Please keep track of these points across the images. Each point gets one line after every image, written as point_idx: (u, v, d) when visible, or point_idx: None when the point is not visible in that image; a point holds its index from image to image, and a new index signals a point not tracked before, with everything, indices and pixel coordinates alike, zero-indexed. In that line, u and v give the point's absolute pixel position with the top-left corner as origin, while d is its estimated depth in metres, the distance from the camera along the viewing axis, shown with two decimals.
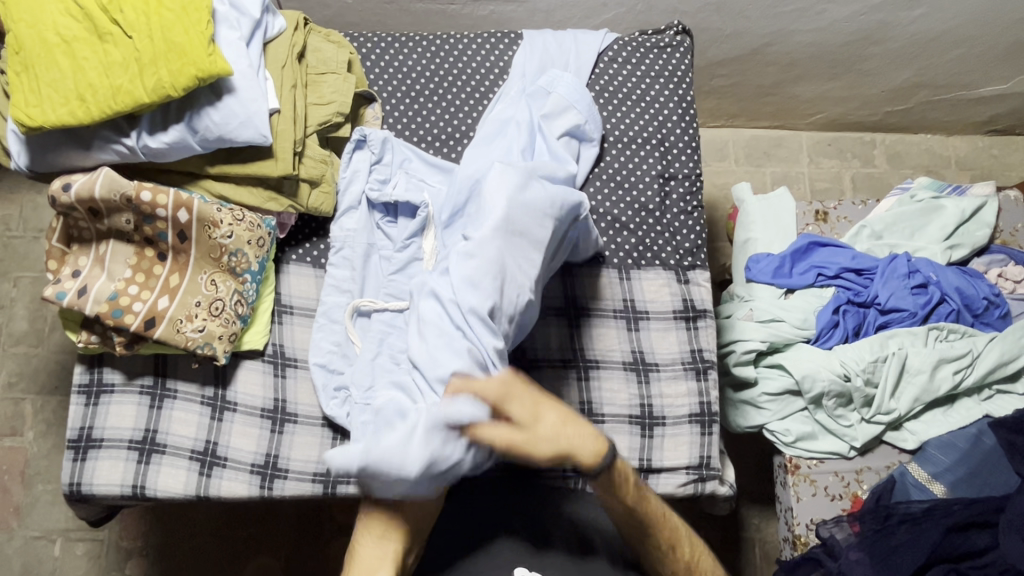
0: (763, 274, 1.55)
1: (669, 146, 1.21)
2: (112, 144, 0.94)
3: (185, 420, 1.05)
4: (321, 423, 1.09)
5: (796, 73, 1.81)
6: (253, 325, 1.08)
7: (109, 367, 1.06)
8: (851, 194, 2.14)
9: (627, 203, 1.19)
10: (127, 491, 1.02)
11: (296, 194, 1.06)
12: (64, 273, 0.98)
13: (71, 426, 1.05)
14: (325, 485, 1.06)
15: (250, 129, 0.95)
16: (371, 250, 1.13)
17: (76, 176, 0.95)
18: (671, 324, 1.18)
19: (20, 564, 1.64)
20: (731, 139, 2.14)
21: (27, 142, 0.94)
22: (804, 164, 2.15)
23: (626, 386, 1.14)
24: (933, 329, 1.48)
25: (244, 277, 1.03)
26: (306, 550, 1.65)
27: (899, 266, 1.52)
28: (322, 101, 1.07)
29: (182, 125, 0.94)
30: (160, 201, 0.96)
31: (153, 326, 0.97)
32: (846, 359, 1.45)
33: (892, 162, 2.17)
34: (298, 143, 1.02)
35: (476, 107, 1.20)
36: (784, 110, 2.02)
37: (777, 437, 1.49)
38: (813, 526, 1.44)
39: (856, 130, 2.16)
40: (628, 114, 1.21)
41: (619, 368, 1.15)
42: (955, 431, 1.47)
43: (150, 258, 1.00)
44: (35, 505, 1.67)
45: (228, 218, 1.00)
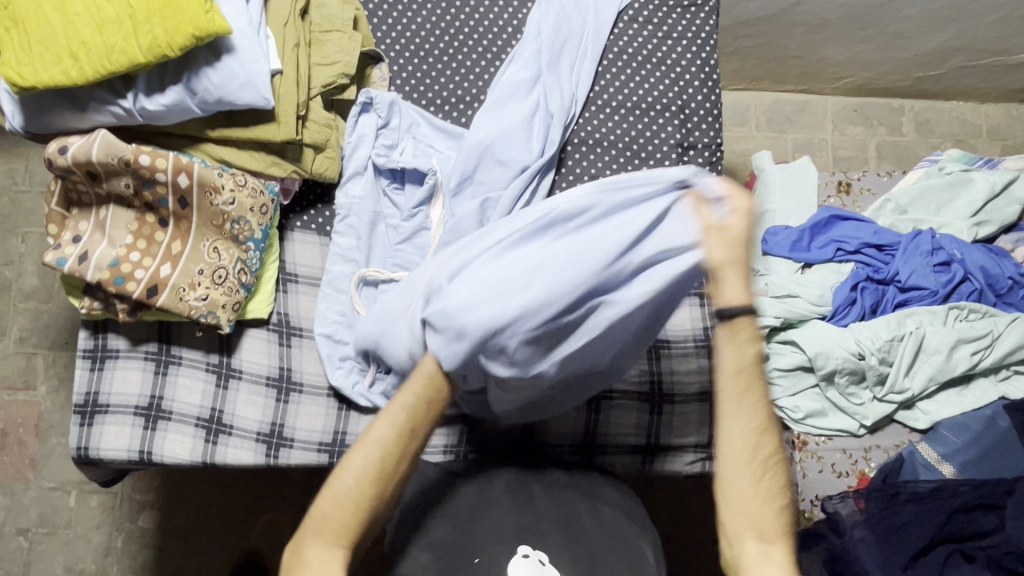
0: (780, 248, 1.51)
1: (690, 114, 1.15)
2: (108, 105, 0.91)
3: (190, 387, 1.05)
4: (327, 393, 1.08)
5: (826, 34, 1.72)
6: (257, 294, 1.06)
7: (113, 333, 1.05)
8: (875, 163, 2.06)
9: (643, 173, 1.13)
10: (134, 456, 1.03)
11: (299, 159, 1.02)
12: (64, 238, 0.96)
13: (77, 391, 1.04)
14: (330, 455, 1.06)
15: (251, 92, 0.91)
16: (377, 218, 1.10)
17: (72, 139, 0.92)
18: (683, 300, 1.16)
19: (38, 513, 1.68)
20: (753, 103, 2.05)
21: (21, 103, 0.91)
22: (827, 131, 2.07)
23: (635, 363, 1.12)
24: (953, 308, 1.44)
25: (247, 245, 1.00)
26: None
27: (922, 242, 1.47)
28: (326, 61, 1.02)
29: (180, 87, 0.90)
30: (159, 164, 0.92)
31: (156, 293, 0.95)
32: (861, 337, 1.41)
33: (920, 130, 2.08)
34: (302, 106, 0.98)
35: (488, 68, 1.14)
36: (811, 73, 1.93)
37: (787, 413, 1.46)
38: (818, 502, 1.44)
39: (885, 96, 2.07)
40: (648, 77, 1.15)
41: None
42: (970, 412, 1.45)
43: (151, 224, 0.97)
44: (51, 457, 1.70)
45: (230, 184, 0.96)
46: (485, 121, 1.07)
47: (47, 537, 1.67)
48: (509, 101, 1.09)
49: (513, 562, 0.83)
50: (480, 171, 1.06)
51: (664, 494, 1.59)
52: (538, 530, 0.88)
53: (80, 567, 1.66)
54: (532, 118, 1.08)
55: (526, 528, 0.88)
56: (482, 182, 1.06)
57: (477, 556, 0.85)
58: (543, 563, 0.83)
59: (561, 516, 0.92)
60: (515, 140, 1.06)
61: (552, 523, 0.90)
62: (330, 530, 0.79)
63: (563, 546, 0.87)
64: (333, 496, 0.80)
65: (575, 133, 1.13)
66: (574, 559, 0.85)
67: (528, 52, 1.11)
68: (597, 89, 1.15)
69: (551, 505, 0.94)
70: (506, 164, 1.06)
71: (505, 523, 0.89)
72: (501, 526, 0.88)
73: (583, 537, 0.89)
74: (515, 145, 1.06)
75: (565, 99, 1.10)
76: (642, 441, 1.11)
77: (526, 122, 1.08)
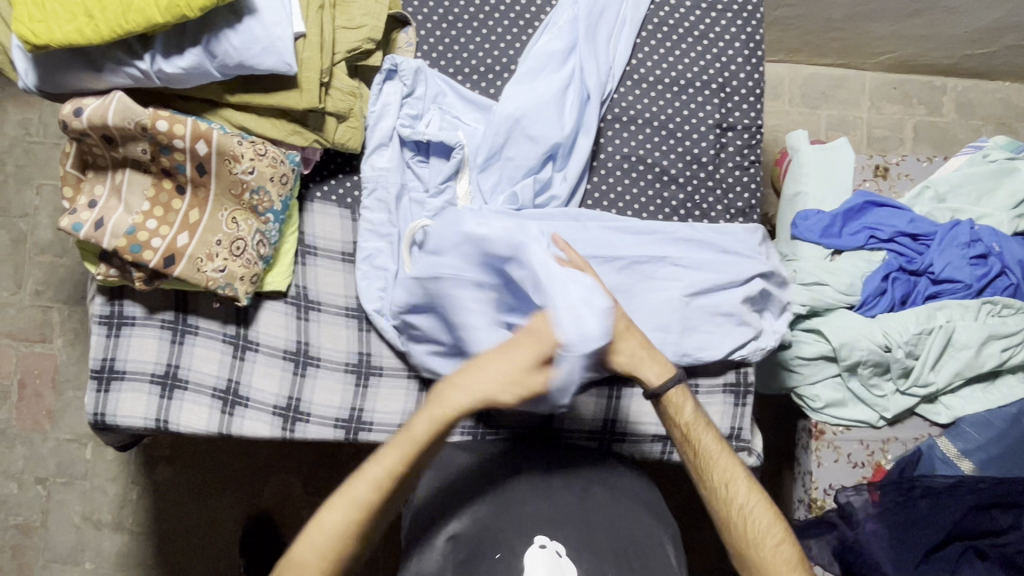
0: (810, 233, 1.45)
1: (731, 93, 1.09)
2: (125, 67, 0.87)
3: (207, 358, 1.04)
4: (344, 369, 1.07)
5: (873, 6, 1.63)
6: (276, 267, 1.03)
7: (130, 300, 1.04)
8: (911, 144, 1.98)
9: (677, 154, 1.09)
10: (150, 425, 1.02)
11: (321, 128, 0.98)
12: (80, 202, 0.93)
13: (93, 357, 1.03)
14: (347, 431, 1.05)
15: (273, 57, 0.87)
16: (403, 192, 1.06)
17: (87, 101, 0.88)
18: None
19: (55, 464, 1.70)
20: (788, 76, 1.97)
21: (35, 61, 0.87)
22: (864, 108, 1.98)
23: None
24: (987, 303, 1.39)
25: (266, 217, 0.97)
26: (325, 472, 1.69)
27: (961, 233, 1.42)
28: (351, 24, 0.97)
29: (199, 49, 0.86)
30: (177, 131, 0.89)
31: (173, 263, 0.93)
32: (889, 329, 1.38)
33: (961, 111, 2.00)
34: (325, 73, 0.94)
35: (521, 36, 1.09)
36: (852, 47, 1.84)
37: (805, 401, 1.44)
38: (832, 492, 1.42)
39: (927, 73, 1.97)
40: (689, 52, 1.09)
41: None
42: (994, 409, 1.41)
43: (169, 191, 0.94)
44: (67, 410, 1.71)
45: (250, 152, 0.93)
46: (518, 93, 1.03)
47: (64, 487, 1.70)
48: (542, 71, 1.04)
49: (530, 553, 0.86)
50: (506, 147, 1.02)
51: (674, 475, 1.59)
52: (559, 520, 0.90)
53: (97, 518, 1.69)
54: (565, 87, 1.03)
55: (545, 518, 0.90)
56: (511, 159, 1.02)
57: (496, 548, 0.88)
58: (560, 555, 0.86)
59: (582, 506, 0.93)
60: (546, 116, 1.02)
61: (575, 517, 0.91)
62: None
63: (582, 539, 0.89)
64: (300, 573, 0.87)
65: (609, 108, 1.09)
66: (592, 554, 0.88)
67: (566, 20, 1.06)
68: (635, 61, 1.09)
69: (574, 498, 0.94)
70: (535, 139, 1.01)
71: (524, 513, 0.91)
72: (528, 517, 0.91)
73: (603, 529, 0.91)
74: (548, 118, 1.02)
75: (601, 72, 1.05)
76: (663, 432, 1.09)
77: (562, 95, 1.03)
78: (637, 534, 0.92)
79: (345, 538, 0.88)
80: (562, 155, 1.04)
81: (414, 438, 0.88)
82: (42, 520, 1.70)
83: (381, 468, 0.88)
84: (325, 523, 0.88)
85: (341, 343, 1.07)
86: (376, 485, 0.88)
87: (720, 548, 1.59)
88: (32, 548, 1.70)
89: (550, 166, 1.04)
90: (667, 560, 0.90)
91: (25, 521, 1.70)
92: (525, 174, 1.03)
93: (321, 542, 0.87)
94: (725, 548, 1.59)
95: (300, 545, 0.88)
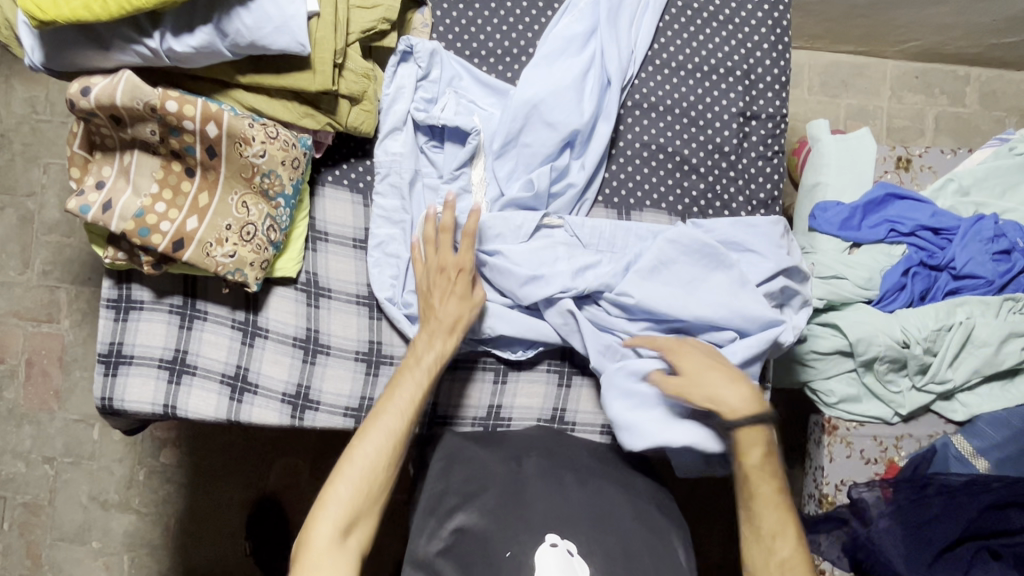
0: (829, 225, 1.42)
1: (755, 80, 1.07)
2: (133, 45, 0.84)
3: (215, 343, 1.02)
4: (354, 357, 1.05)
5: None
6: (286, 252, 1.01)
7: (138, 283, 1.02)
8: (932, 136, 1.94)
9: (699, 143, 1.06)
10: (158, 410, 1.01)
11: (334, 110, 0.96)
12: (87, 183, 0.91)
13: (101, 340, 1.02)
14: (356, 419, 1.04)
15: (286, 36, 0.84)
16: (416, 177, 1.04)
17: (95, 79, 0.86)
18: None
19: (62, 444, 1.70)
20: (808, 63, 1.92)
21: (41, 38, 0.84)
22: (885, 98, 1.93)
23: None
24: (1008, 300, 1.37)
25: (277, 201, 0.95)
26: (331, 455, 1.68)
27: (985, 228, 1.38)
28: (367, 3, 0.94)
29: (210, 28, 0.83)
30: (187, 112, 0.87)
31: (182, 248, 0.91)
32: (907, 325, 1.35)
33: (984, 102, 1.95)
34: (339, 54, 0.91)
35: (540, 17, 1.06)
36: (875, 34, 1.79)
37: (819, 396, 1.41)
38: (843, 487, 1.39)
39: (951, 62, 1.92)
40: (713, 37, 1.07)
41: None
42: (1012, 409, 1.39)
43: (178, 173, 0.92)
44: (74, 390, 1.71)
45: (261, 135, 0.91)
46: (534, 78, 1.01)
47: (72, 466, 1.70)
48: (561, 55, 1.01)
49: (541, 553, 0.84)
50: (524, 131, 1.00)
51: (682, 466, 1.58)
52: (571, 518, 0.89)
53: (104, 498, 1.69)
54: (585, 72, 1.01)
55: (557, 516, 0.88)
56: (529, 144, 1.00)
57: (508, 549, 0.85)
58: (572, 554, 0.84)
59: (596, 505, 0.91)
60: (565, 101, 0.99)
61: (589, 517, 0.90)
62: (335, 523, 0.87)
63: (592, 539, 0.87)
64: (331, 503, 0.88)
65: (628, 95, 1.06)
66: (604, 554, 0.86)
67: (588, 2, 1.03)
68: (657, 45, 1.06)
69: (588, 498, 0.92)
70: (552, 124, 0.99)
71: (534, 509, 0.89)
72: (546, 512, 0.89)
73: (615, 529, 0.89)
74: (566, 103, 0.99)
75: (622, 56, 1.02)
76: None
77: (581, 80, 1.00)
78: (650, 535, 0.90)
79: (380, 468, 0.90)
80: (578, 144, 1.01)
81: (424, 365, 0.94)
82: (49, 499, 1.70)
83: (406, 398, 0.92)
84: (358, 461, 0.89)
85: (352, 331, 1.05)
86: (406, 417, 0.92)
87: (726, 540, 1.58)
88: (39, 527, 1.70)
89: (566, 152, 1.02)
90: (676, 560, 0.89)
91: (33, 499, 1.70)
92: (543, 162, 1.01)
93: (360, 475, 0.89)
94: (731, 540, 1.58)
95: (339, 483, 0.88)
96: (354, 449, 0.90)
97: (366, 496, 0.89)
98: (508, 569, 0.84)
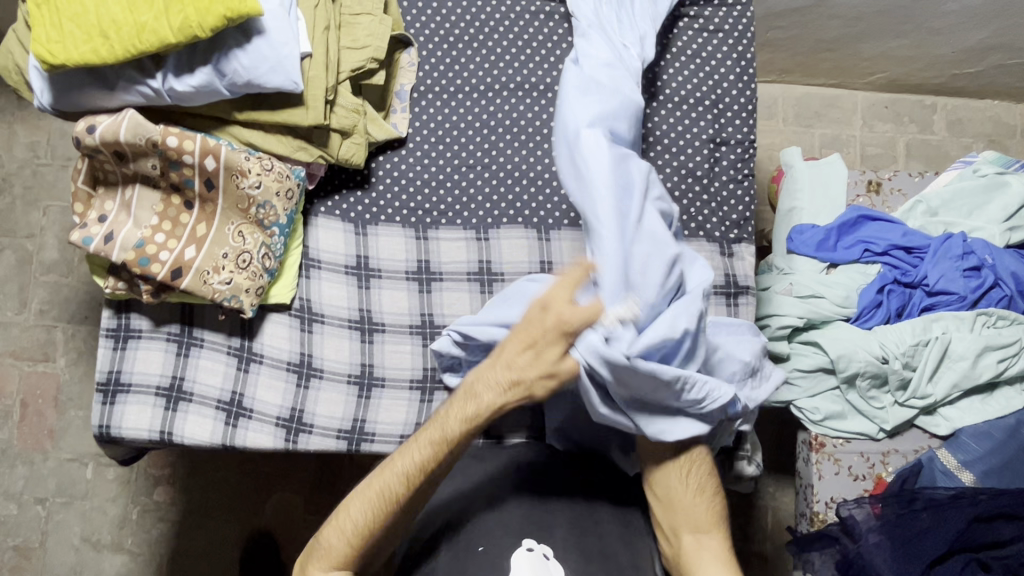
0: (805, 247, 1.48)
1: (724, 108, 1.14)
2: (137, 85, 0.90)
3: (212, 370, 1.05)
4: (347, 380, 1.08)
5: (862, 28, 1.68)
6: (281, 279, 1.06)
7: (137, 313, 1.05)
8: (903, 162, 2.02)
9: (674, 168, 1.13)
10: (155, 437, 1.03)
11: (326, 144, 1.01)
12: (90, 216, 0.95)
13: (99, 369, 1.04)
14: (349, 442, 1.07)
15: (281, 75, 0.90)
16: (421, 241, 1.12)
17: (100, 118, 0.91)
18: (714, 255, 1.14)
19: (55, 484, 1.70)
20: (781, 96, 2.01)
21: (50, 80, 0.90)
22: (856, 127, 2.02)
23: (716, 309, 1.13)
24: (981, 315, 1.41)
25: (272, 229, 1.00)
26: (326, 487, 1.69)
27: (953, 246, 1.44)
28: (356, 44, 1.01)
29: (209, 68, 0.89)
30: (187, 146, 0.92)
31: (180, 276, 0.95)
32: (885, 341, 1.39)
33: (952, 129, 2.03)
34: (330, 91, 0.97)
35: (522, 56, 1.14)
36: (843, 67, 1.88)
37: (805, 414, 1.44)
38: (834, 505, 1.40)
39: (916, 92, 2.01)
40: (682, 70, 1.14)
41: (711, 292, 1.14)
42: (993, 420, 1.41)
43: (177, 206, 0.97)
44: (68, 429, 1.72)
45: (257, 167, 0.96)
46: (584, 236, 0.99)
47: (64, 507, 1.70)
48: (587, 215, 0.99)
49: (517, 555, 0.91)
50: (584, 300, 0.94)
51: None
52: (541, 521, 0.95)
53: (96, 538, 1.68)
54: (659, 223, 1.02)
55: (531, 519, 0.95)
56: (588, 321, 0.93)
57: (481, 545, 0.93)
58: (547, 557, 0.91)
59: (572, 509, 0.97)
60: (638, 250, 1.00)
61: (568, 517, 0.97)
62: (327, 560, 0.90)
63: (569, 541, 0.94)
64: (343, 510, 0.91)
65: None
66: (579, 555, 0.93)
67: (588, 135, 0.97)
68: None
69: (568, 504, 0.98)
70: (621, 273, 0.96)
71: (511, 512, 0.96)
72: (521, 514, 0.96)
73: (592, 529, 0.96)
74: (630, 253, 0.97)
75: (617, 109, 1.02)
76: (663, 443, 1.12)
77: (655, 226, 0.94)
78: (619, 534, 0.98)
79: (375, 522, 0.90)
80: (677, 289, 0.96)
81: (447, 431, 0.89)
82: (40, 541, 1.69)
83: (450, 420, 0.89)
84: (350, 512, 0.90)
85: (344, 355, 1.08)
86: (405, 475, 0.89)
87: None
88: (29, 570, 1.69)
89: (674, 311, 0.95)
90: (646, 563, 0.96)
91: (24, 542, 1.69)
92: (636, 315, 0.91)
93: (350, 527, 0.89)
94: None
95: (329, 529, 0.90)
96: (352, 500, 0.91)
97: (376, 518, 0.89)
98: (485, 562, 0.91)
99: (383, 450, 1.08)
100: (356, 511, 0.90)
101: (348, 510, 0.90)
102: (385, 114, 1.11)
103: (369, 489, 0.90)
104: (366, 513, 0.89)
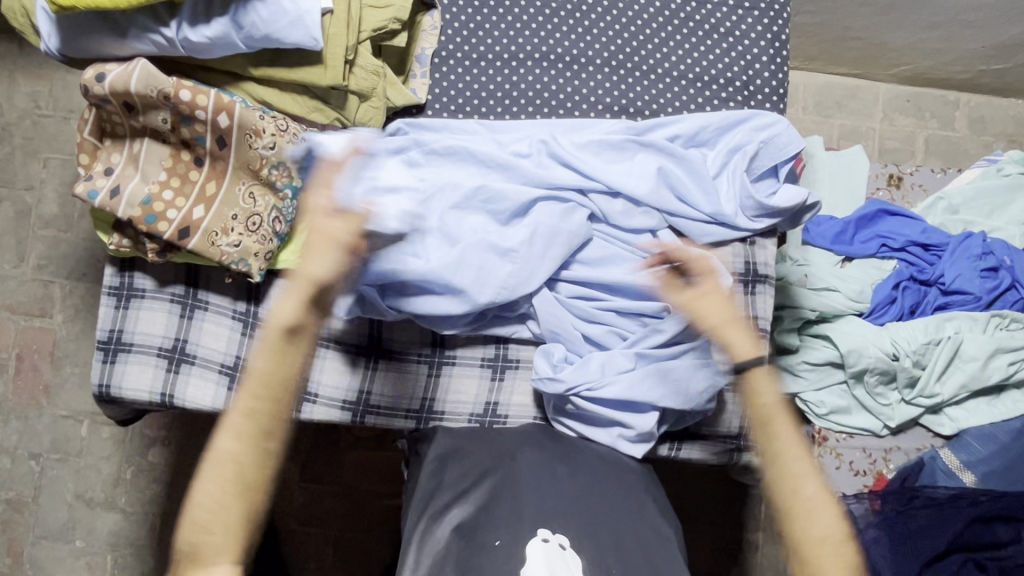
0: (821, 239, 1.46)
1: (754, 90, 1.11)
2: (150, 33, 0.86)
3: (215, 333, 1.03)
4: (354, 350, 1.06)
5: (891, 16, 1.63)
6: (290, 244, 1.00)
7: (140, 272, 1.03)
8: (922, 158, 1.98)
9: None
10: (156, 398, 1.01)
11: (343, 106, 0.98)
12: (97, 169, 0.93)
13: (100, 327, 1.02)
14: (353, 413, 1.05)
15: (300, 30, 0.86)
16: None
17: (110, 66, 0.88)
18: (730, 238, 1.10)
19: (50, 440, 1.69)
20: (803, 83, 1.97)
21: (58, 23, 0.86)
22: (877, 119, 1.97)
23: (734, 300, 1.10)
24: (995, 316, 1.39)
25: (284, 191, 0.95)
26: (323, 456, 1.67)
27: (972, 245, 1.42)
28: (379, 3, 0.96)
29: (226, 19, 0.85)
30: (200, 102, 0.89)
31: (188, 236, 0.92)
32: (897, 338, 1.37)
33: (974, 127, 2.00)
34: (350, 50, 0.93)
35: (548, 25, 1.10)
36: (868, 57, 1.84)
37: (810, 407, 1.42)
38: (832, 498, 1.41)
39: (940, 87, 1.97)
40: (713, 48, 1.11)
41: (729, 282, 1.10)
42: (999, 423, 1.40)
43: (186, 162, 0.94)
44: (64, 385, 1.70)
45: (272, 127, 0.92)
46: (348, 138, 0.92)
47: (58, 463, 1.69)
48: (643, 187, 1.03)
49: (532, 547, 0.81)
50: (446, 214, 0.98)
51: (672, 474, 1.59)
52: (561, 515, 0.86)
53: (89, 496, 1.67)
54: (718, 146, 1.08)
55: (547, 512, 0.86)
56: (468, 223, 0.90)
57: (497, 539, 0.83)
58: (564, 548, 0.81)
59: (585, 496, 0.90)
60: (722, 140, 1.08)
61: (588, 518, 0.87)
62: (198, 559, 0.73)
63: (582, 534, 0.84)
64: (202, 529, 0.74)
65: (599, 98, 1.10)
66: (593, 550, 0.83)
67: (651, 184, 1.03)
68: (660, 54, 1.11)
69: (590, 502, 0.89)
70: (582, 142, 1.03)
71: (527, 503, 0.87)
72: (536, 503, 0.87)
73: (606, 521, 0.87)
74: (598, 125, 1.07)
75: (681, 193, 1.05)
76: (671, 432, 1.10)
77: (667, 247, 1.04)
78: (659, 550, 0.86)
79: (228, 498, 0.74)
80: (685, 144, 1.07)
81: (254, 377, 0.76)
82: (33, 496, 1.68)
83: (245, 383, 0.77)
84: (206, 492, 0.74)
85: (352, 324, 1.06)
86: (235, 439, 0.75)
87: (713, 549, 1.60)
88: (21, 524, 1.68)
89: (714, 177, 1.05)
90: (676, 553, 0.88)
91: (17, 496, 1.68)
92: (569, 258, 1.03)
93: (200, 514, 0.74)
94: (720, 546, 1.60)
95: (184, 534, 0.74)
96: (200, 483, 0.75)
97: (234, 487, 0.74)
98: (497, 557, 0.81)
99: (386, 424, 1.06)
100: (207, 493, 0.74)
101: (193, 524, 0.74)
102: (404, 79, 1.08)
103: (219, 473, 0.75)
104: (206, 504, 0.74)
